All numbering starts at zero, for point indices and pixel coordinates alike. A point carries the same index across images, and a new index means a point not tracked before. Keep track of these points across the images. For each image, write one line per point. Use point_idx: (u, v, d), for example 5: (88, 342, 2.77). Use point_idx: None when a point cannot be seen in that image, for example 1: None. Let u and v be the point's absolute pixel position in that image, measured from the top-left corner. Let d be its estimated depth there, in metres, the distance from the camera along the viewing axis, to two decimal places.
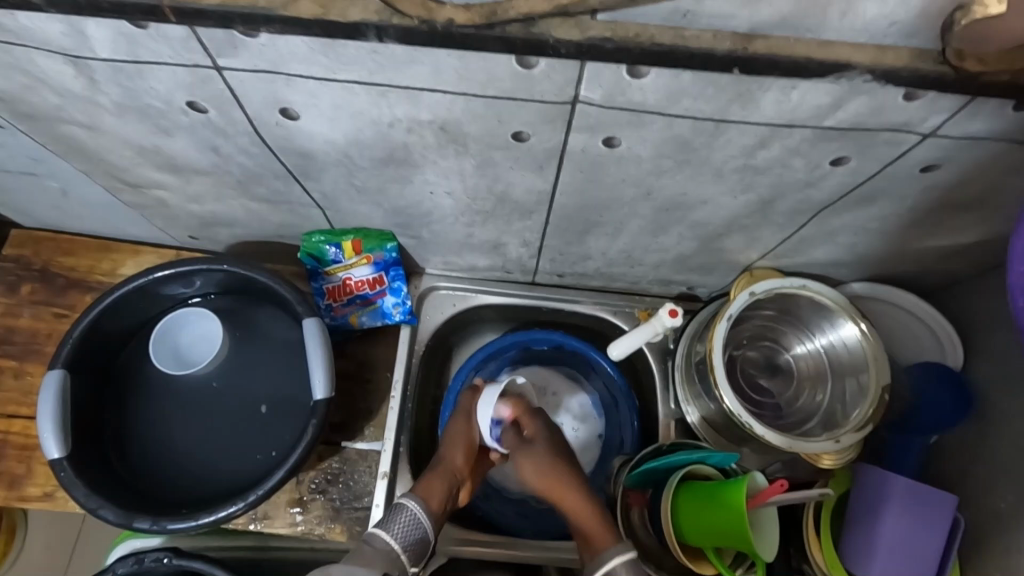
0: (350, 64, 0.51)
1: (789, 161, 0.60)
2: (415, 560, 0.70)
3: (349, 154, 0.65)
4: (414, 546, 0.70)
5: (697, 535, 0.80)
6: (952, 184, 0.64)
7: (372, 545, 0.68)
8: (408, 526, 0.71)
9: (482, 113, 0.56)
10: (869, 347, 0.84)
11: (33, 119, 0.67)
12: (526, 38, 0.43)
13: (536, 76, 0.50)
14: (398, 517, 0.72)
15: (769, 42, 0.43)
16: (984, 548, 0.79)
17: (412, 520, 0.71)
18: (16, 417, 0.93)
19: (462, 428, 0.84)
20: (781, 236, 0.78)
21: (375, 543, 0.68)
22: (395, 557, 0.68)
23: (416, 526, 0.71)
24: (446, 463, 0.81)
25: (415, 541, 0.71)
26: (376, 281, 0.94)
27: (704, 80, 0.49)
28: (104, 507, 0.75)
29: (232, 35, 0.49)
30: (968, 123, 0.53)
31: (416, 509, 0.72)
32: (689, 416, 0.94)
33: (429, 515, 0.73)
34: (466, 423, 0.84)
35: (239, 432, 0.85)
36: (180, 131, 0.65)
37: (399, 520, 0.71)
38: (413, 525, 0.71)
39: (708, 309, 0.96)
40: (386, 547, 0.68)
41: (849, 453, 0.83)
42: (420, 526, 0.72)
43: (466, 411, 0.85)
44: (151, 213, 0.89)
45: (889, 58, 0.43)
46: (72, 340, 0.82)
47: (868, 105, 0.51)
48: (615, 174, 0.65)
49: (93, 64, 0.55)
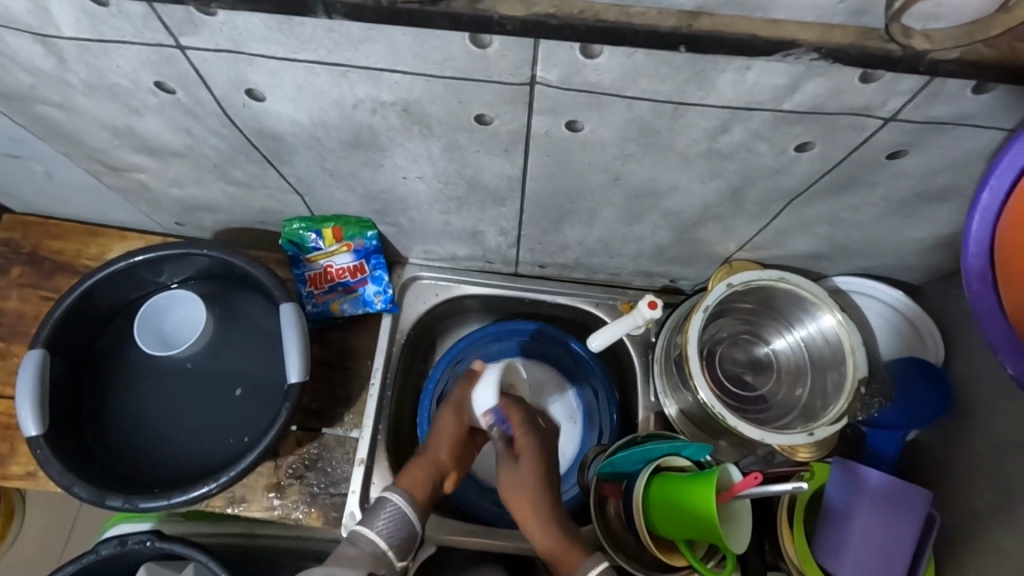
0: (308, 42, 0.52)
1: (753, 146, 0.59)
2: (401, 555, 0.73)
3: (318, 136, 0.66)
4: (399, 541, 0.73)
5: (669, 526, 0.80)
6: (922, 172, 0.63)
7: (359, 546, 0.71)
8: (392, 520, 0.74)
9: (442, 94, 0.56)
10: (846, 339, 0.83)
11: (10, 99, 0.68)
12: (471, 14, 0.42)
13: (491, 55, 0.50)
14: (382, 512, 0.74)
15: (714, 19, 0.43)
16: (961, 545, 0.78)
17: (396, 515, 0.74)
18: (1, 397, 0.94)
19: (451, 419, 0.85)
20: (755, 226, 0.77)
21: (361, 545, 0.71)
22: (381, 554, 0.71)
23: (401, 519, 0.74)
24: (429, 455, 0.83)
25: (399, 535, 0.74)
26: (358, 268, 0.95)
27: (658, 59, 0.49)
28: (78, 484, 0.76)
29: (191, 13, 0.50)
30: (930, 107, 0.52)
31: (399, 501, 0.75)
32: (667, 409, 0.93)
33: (414, 507, 0.76)
34: (456, 413, 0.85)
35: (215, 415, 0.86)
36: (151, 111, 0.66)
37: (384, 517, 0.74)
38: (398, 519, 0.74)
39: (688, 302, 0.95)
40: (371, 547, 0.71)
41: (823, 450, 0.86)
42: (406, 520, 0.75)
43: (456, 401, 0.85)
44: (134, 197, 0.90)
45: (835, 35, 0.43)
46: (54, 320, 0.84)
47: (825, 86, 0.50)
48: (581, 159, 0.65)
49: (61, 43, 0.56)
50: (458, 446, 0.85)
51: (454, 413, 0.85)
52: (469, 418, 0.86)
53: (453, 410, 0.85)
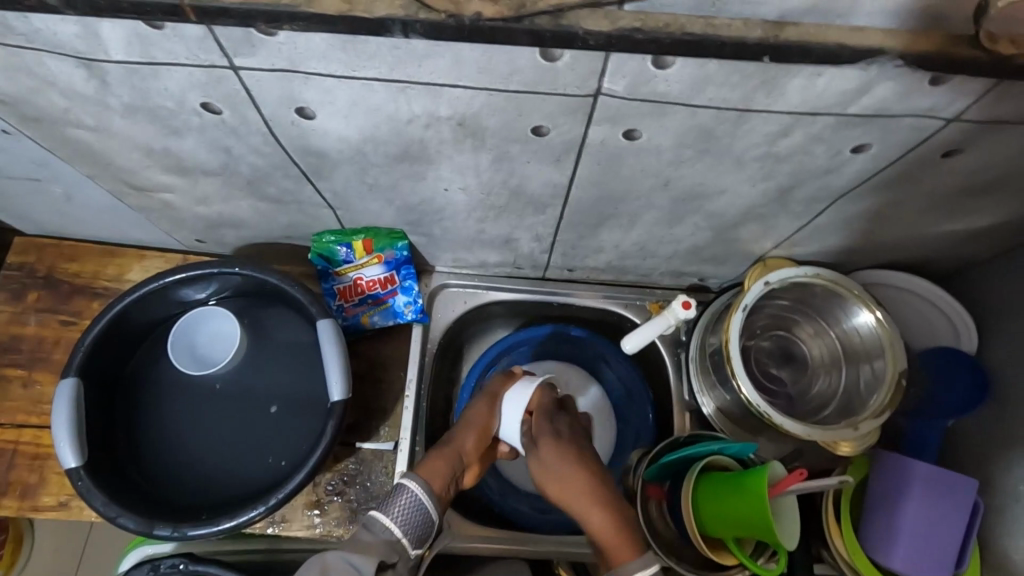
0: (370, 60, 0.50)
1: (810, 148, 0.59)
2: (417, 543, 0.70)
3: (363, 151, 0.64)
4: (414, 531, 0.70)
5: (718, 525, 0.80)
6: (971, 169, 0.64)
7: (373, 533, 0.68)
8: (409, 507, 0.70)
9: (501, 107, 0.55)
10: (884, 334, 0.83)
11: (39, 123, 0.66)
12: (555, 29, 0.43)
13: (560, 68, 0.49)
14: (400, 498, 0.71)
15: (799, 29, 0.43)
16: (1003, 530, 0.80)
17: (413, 504, 0.71)
18: (25, 426, 0.91)
19: (485, 414, 0.82)
20: (797, 224, 0.77)
21: (376, 533, 0.68)
22: (396, 542, 0.68)
23: (418, 510, 0.70)
24: (454, 447, 0.78)
25: (416, 525, 0.70)
26: (388, 279, 0.93)
27: (730, 68, 0.48)
28: (123, 515, 0.74)
29: (251, 34, 0.48)
30: (992, 107, 0.53)
31: (417, 489, 0.71)
32: (705, 408, 0.93)
33: (433, 497, 0.72)
34: (489, 409, 0.82)
35: (253, 436, 0.85)
36: (190, 131, 0.64)
37: (400, 504, 0.70)
38: (415, 507, 0.70)
39: (721, 300, 0.95)
40: (386, 536, 0.68)
41: (867, 441, 0.83)
42: (424, 510, 0.71)
43: (492, 394, 0.83)
44: (156, 216, 0.88)
45: (921, 42, 0.44)
46: (85, 347, 0.81)
47: (893, 90, 0.50)
48: (633, 166, 0.64)
49: (106, 66, 0.54)
50: (485, 442, 0.82)
51: (488, 409, 0.82)
52: (500, 418, 0.82)
53: (488, 404, 0.82)
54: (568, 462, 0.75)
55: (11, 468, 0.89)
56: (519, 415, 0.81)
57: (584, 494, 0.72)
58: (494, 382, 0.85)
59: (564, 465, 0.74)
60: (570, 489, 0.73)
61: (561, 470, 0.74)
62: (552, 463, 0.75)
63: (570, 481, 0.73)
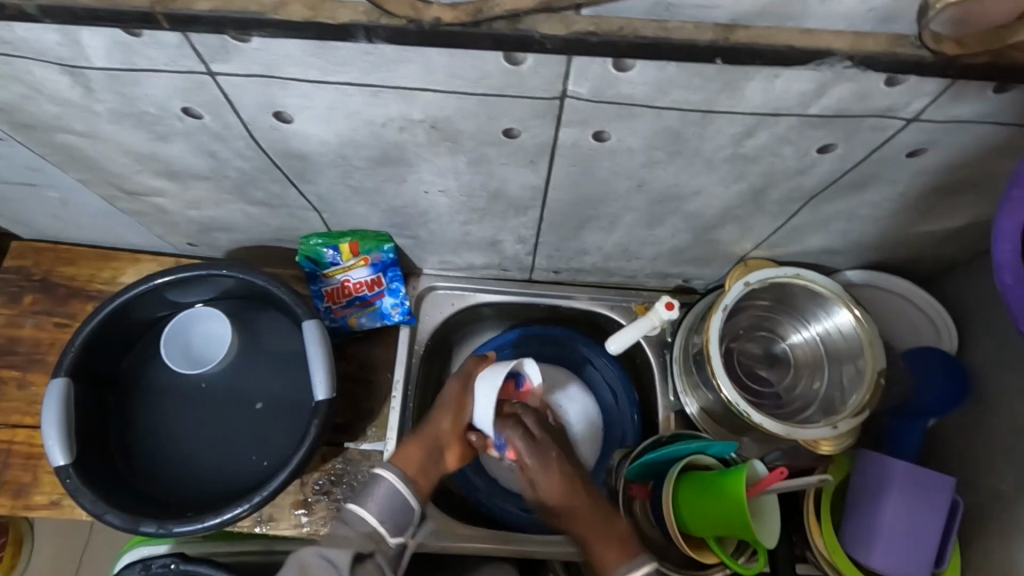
0: (341, 65, 0.52)
1: (778, 149, 0.61)
2: (394, 531, 0.71)
3: (343, 154, 0.66)
4: (391, 518, 0.71)
5: (698, 525, 0.81)
6: (939, 168, 0.65)
7: (352, 527, 0.70)
8: (384, 497, 0.72)
9: (472, 110, 0.57)
10: (864, 332, 0.84)
11: (30, 128, 0.68)
12: (513, 34, 0.45)
13: (525, 72, 0.51)
14: (376, 488, 0.73)
15: (750, 32, 0.45)
16: (985, 528, 0.80)
17: (388, 492, 0.72)
18: (20, 426, 0.93)
19: (456, 395, 0.79)
20: (774, 225, 0.78)
21: (353, 524, 0.69)
22: (375, 533, 0.70)
23: (394, 497, 0.72)
24: (429, 430, 0.77)
25: (391, 512, 0.71)
26: (375, 282, 0.94)
27: (690, 71, 0.50)
28: (110, 512, 0.76)
29: (225, 41, 0.50)
30: (951, 106, 0.54)
31: (392, 479, 0.73)
32: (689, 408, 0.93)
33: (408, 483, 0.73)
34: (462, 388, 0.79)
35: (241, 433, 0.86)
36: (175, 136, 0.66)
37: (376, 496, 0.72)
38: (392, 496, 0.72)
39: (705, 301, 0.95)
40: (363, 528, 0.69)
41: (847, 439, 0.83)
42: (401, 497, 0.72)
43: (465, 373, 0.80)
44: (148, 220, 0.90)
45: (868, 43, 0.45)
46: (76, 348, 0.83)
47: (852, 90, 0.52)
48: (606, 168, 0.65)
49: (90, 73, 0.56)
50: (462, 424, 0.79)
51: (460, 390, 0.79)
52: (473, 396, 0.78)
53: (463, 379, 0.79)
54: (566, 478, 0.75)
55: (5, 467, 0.91)
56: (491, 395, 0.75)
57: (580, 508, 0.74)
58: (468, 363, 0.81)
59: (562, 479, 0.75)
60: (570, 505, 0.74)
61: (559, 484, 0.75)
62: (551, 485, 0.74)
63: (569, 494, 0.74)
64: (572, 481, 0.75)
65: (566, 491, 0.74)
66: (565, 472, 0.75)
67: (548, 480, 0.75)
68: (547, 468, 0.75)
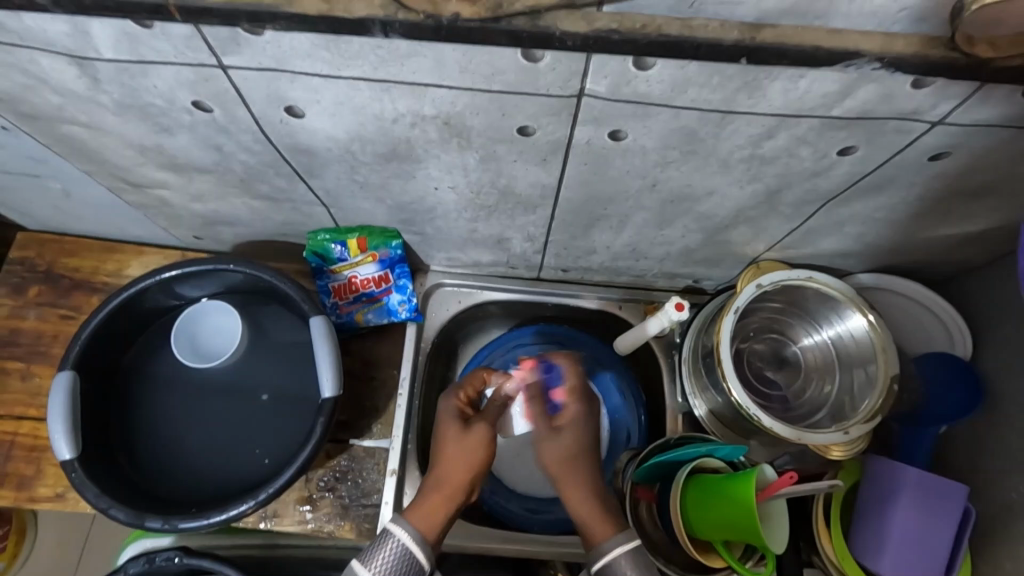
0: (354, 60, 0.51)
1: (796, 151, 0.59)
2: None
3: (352, 150, 0.65)
4: None
5: (706, 529, 0.80)
6: (959, 172, 0.64)
7: None
8: (394, 558, 0.65)
9: (486, 107, 0.56)
10: (877, 337, 0.83)
11: (36, 119, 0.67)
12: (532, 30, 0.44)
13: (541, 69, 0.50)
14: (385, 547, 0.65)
15: (776, 31, 0.45)
16: (995, 537, 0.79)
17: (400, 553, 0.65)
18: (25, 418, 0.93)
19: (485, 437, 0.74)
20: (788, 227, 0.77)
21: None
22: None
23: (405, 558, 0.65)
24: (457, 473, 0.72)
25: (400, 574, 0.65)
26: (382, 278, 0.93)
27: (711, 70, 0.49)
28: (115, 506, 0.75)
29: (237, 33, 0.49)
30: (977, 110, 0.53)
31: (405, 539, 0.66)
32: (697, 410, 0.91)
33: (424, 545, 0.66)
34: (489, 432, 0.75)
35: (247, 428, 0.86)
36: (182, 129, 0.65)
37: (386, 552, 0.65)
38: (402, 555, 0.65)
39: (714, 302, 0.94)
40: None
41: (859, 445, 0.82)
42: (410, 557, 0.66)
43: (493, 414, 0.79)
44: (154, 213, 0.89)
45: (898, 45, 0.45)
46: (82, 341, 0.82)
47: (876, 92, 0.51)
48: (620, 167, 0.64)
49: (99, 64, 0.55)
50: (490, 462, 0.75)
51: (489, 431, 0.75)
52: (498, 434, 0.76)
53: (489, 410, 0.80)
54: (574, 448, 0.72)
55: (8, 459, 0.91)
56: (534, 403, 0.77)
57: (576, 479, 0.71)
58: (505, 388, 0.83)
59: (569, 447, 0.72)
60: (570, 474, 0.71)
61: (567, 447, 0.72)
62: (552, 449, 0.72)
63: (569, 463, 0.71)
64: (583, 443, 0.73)
65: (566, 460, 0.72)
66: (576, 442, 0.72)
67: (562, 440, 0.73)
68: (578, 419, 0.74)
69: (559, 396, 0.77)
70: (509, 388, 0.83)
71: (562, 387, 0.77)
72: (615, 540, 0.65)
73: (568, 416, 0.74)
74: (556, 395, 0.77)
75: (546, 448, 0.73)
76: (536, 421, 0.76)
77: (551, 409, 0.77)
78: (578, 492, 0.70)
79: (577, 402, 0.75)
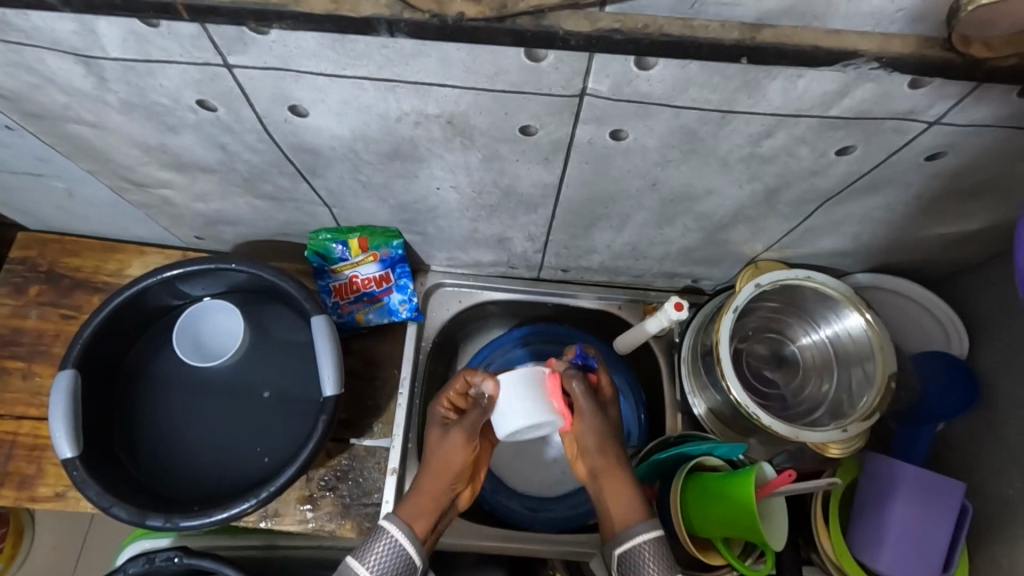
0: (359, 59, 0.52)
1: (795, 150, 0.60)
2: None
3: (356, 149, 0.66)
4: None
5: (706, 526, 0.80)
6: (955, 172, 0.64)
7: None
8: (387, 555, 0.67)
9: (489, 107, 0.56)
10: (874, 336, 0.83)
11: (41, 118, 0.68)
12: (536, 29, 0.45)
13: (544, 69, 0.51)
14: (377, 545, 0.67)
15: (776, 31, 0.46)
16: (992, 534, 0.80)
17: (393, 550, 0.67)
18: (25, 417, 0.93)
19: (465, 440, 0.73)
20: (786, 226, 0.78)
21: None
22: None
23: (399, 556, 0.67)
24: (443, 474, 0.73)
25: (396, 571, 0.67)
26: (383, 278, 0.94)
27: (711, 70, 0.49)
28: (117, 505, 0.75)
29: (243, 32, 0.50)
30: (973, 110, 0.54)
31: (397, 536, 0.67)
32: (696, 408, 0.92)
33: (416, 542, 0.68)
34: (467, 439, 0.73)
35: (249, 426, 0.86)
36: (186, 128, 0.65)
37: (379, 550, 0.67)
38: (396, 553, 0.67)
39: (713, 302, 0.94)
40: None
41: (857, 442, 0.82)
42: (404, 554, 0.67)
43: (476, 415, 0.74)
44: (155, 213, 0.89)
45: (895, 45, 0.46)
46: (83, 340, 0.82)
47: (874, 92, 0.51)
48: (621, 166, 0.65)
49: (105, 63, 0.56)
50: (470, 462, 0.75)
51: (468, 435, 0.73)
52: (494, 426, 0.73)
53: (473, 414, 0.73)
54: (612, 431, 0.74)
55: (9, 458, 0.91)
56: (520, 404, 0.71)
57: (613, 462, 0.73)
58: (487, 388, 0.72)
59: (609, 427, 0.74)
60: (609, 456, 0.73)
61: (602, 431, 0.73)
62: (597, 426, 0.73)
63: (605, 449, 0.73)
64: (619, 425, 0.76)
65: (603, 442, 0.73)
66: (614, 424, 0.75)
67: (605, 416, 0.74)
68: (614, 405, 0.77)
69: (593, 379, 0.78)
70: (491, 388, 0.72)
71: (597, 371, 0.78)
72: (645, 525, 0.68)
73: (604, 399, 0.77)
74: (592, 378, 0.78)
75: (584, 432, 0.73)
76: (578, 397, 0.73)
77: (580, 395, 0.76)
78: (618, 477, 0.72)
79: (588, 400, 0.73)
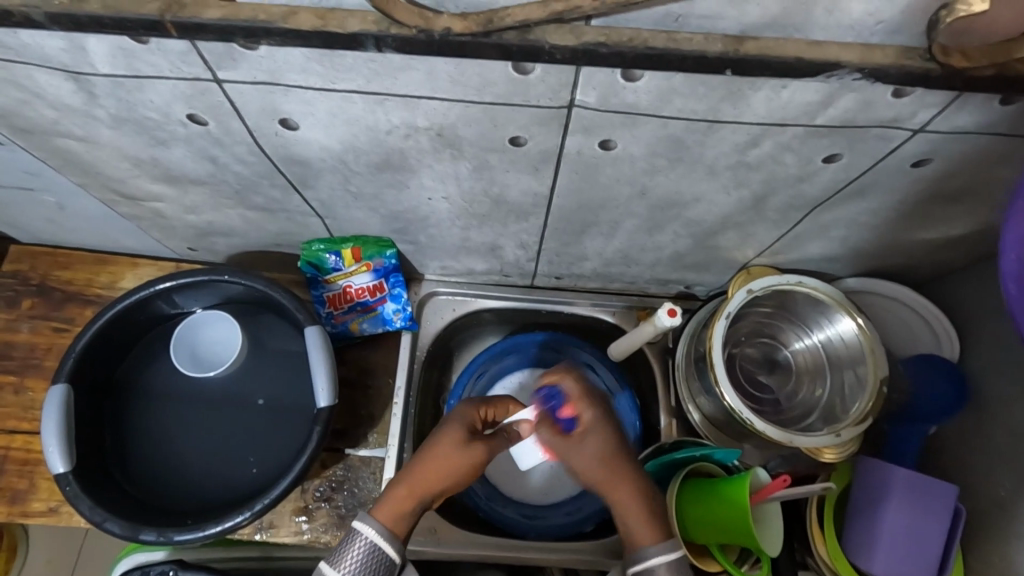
0: (348, 73, 0.52)
1: (782, 157, 0.61)
2: None
3: (346, 160, 0.66)
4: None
5: (701, 533, 0.80)
6: (941, 176, 0.65)
7: None
8: (362, 556, 0.65)
9: (477, 118, 0.57)
10: (866, 340, 0.84)
11: (30, 133, 0.68)
12: (521, 43, 0.46)
13: (532, 81, 0.51)
14: (352, 547, 0.65)
15: (758, 43, 0.46)
16: (986, 536, 0.80)
17: (367, 551, 0.65)
18: (17, 431, 0.92)
19: (470, 455, 0.70)
20: (776, 232, 0.78)
21: None
22: None
23: (371, 556, 0.65)
24: (434, 482, 0.69)
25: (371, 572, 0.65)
26: (376, 287, 0.94)
27: (696, 80, 0.50)
28: (110, 519, 0.75)
29: (232, 48, 0.50)
30: (956, 117, 0.54)
31: (371, 535, 0.65)
32: (691, 414, 0.93)
33: (389, 540, 0.66)
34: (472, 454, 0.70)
35: (243, 437, 0.86)
36: (177, 141, 0.65)
37: (352, 551, 0.65)
38: (367, 553, 0.65)
39: (706, 308, 0.95)
40: None
41: (850, 446, 0.83)
42: (377, 555, 0.65)
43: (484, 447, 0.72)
44: (147, 225, 0.89)
45: (876, 55, 0.46)
46: (76, 353, 0.82)
47: (858, 101, 0.52)
48: (610, 175, 0.66)
49: (95, 79, 0.56)
50: (475, 473, 0.72)
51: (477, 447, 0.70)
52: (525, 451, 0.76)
53: (498, 446, 0.73)
54: (607, 452, 0.69)
55: (2, 474, 0.90)
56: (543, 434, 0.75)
57: (617, 479, 0.69)
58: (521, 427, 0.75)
59: (599, 456, 0.69)
60: (611, 477, 0.69)
61: (596, 454, 0.69)
62: (590, 459, 0.69)
63: (605, 466, 0.69)
64: (609, 447, 0.69)
65: (606, 462, 0.69)
66: (608, 447, 0.69)
67: (587, 447, 0.69)
68: (598, 423, 0.70)
69: (568, 411, 0.70)
70: (525, 429, 0.74)
71: (568, 401, 0.70)
72: (656, 550, 0.65)
73: (584, 424, 0.69)
74: (567, 411, 0.70)
75: (582, 464, 0.69)
76: (552, 443, 0.71)
77: (562, 427, 0.71)
78: (626, 490, 0.69)
79: (589, 408, 0.70)
